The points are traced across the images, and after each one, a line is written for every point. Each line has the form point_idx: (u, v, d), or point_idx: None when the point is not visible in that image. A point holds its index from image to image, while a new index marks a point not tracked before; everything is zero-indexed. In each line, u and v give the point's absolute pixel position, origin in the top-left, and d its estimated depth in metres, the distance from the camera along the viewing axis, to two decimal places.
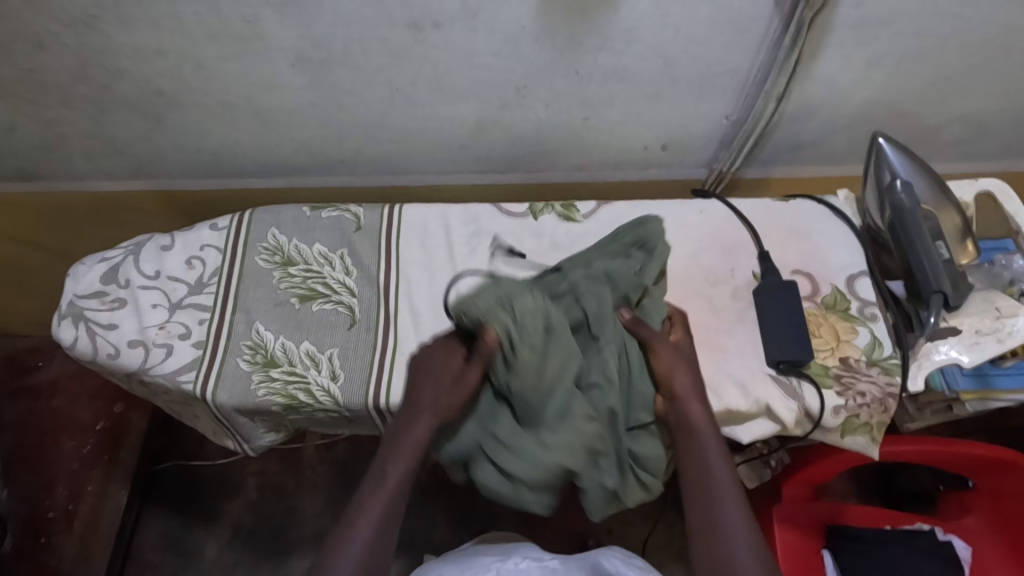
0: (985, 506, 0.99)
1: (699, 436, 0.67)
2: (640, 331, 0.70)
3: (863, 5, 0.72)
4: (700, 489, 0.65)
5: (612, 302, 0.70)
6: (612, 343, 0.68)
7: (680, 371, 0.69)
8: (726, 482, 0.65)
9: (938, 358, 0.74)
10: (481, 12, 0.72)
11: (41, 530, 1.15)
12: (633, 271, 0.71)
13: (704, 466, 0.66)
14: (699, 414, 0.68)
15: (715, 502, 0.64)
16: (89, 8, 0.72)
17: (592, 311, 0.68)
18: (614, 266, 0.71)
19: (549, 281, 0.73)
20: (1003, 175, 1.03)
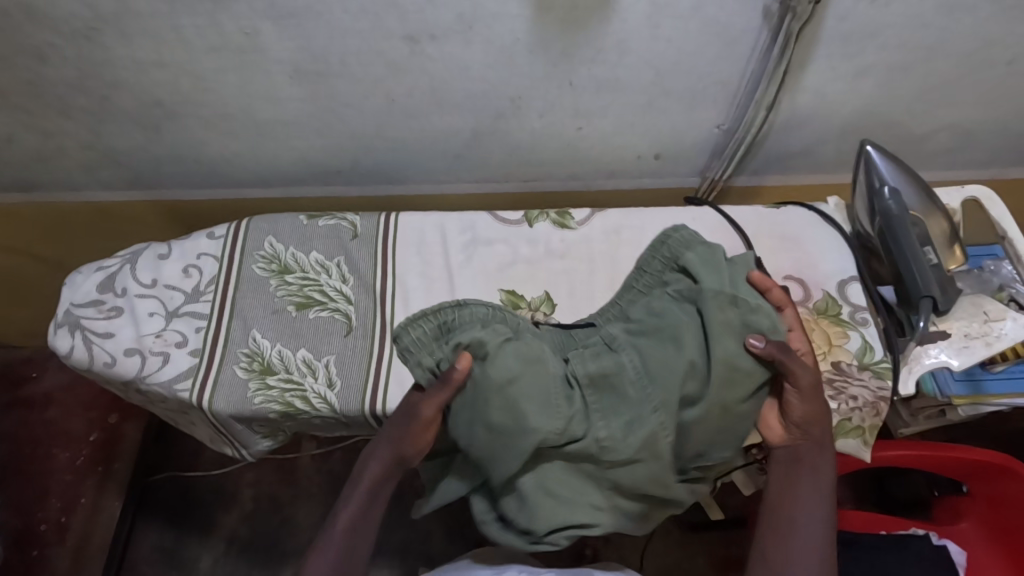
0: (982, 510, 1.00)
1: (809, 475, 0.65)
2: (788, 360, 0.64)
3: (850, 18, 0.74)
4: (786, 515, 0.64)
5: (645, 364, 0.64)
6: (652, 410, 0.61)
7: (812, 413, 0.65)
8: (812, 527, 0.63)
9: (928, 362, 0.76)
10: (475, 24, 0.73)
11: (32, 543, 1.14)
12: (682, 333, 0.64)
13: (798, 500, 0.65)
14: (820, 454, 0.66)
15: (791, 537, 0.63)
16: (90, 20, 0.73)
17: (627, 370, 0.63)
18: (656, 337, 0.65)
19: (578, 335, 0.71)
20: (990, 183, 1.04)
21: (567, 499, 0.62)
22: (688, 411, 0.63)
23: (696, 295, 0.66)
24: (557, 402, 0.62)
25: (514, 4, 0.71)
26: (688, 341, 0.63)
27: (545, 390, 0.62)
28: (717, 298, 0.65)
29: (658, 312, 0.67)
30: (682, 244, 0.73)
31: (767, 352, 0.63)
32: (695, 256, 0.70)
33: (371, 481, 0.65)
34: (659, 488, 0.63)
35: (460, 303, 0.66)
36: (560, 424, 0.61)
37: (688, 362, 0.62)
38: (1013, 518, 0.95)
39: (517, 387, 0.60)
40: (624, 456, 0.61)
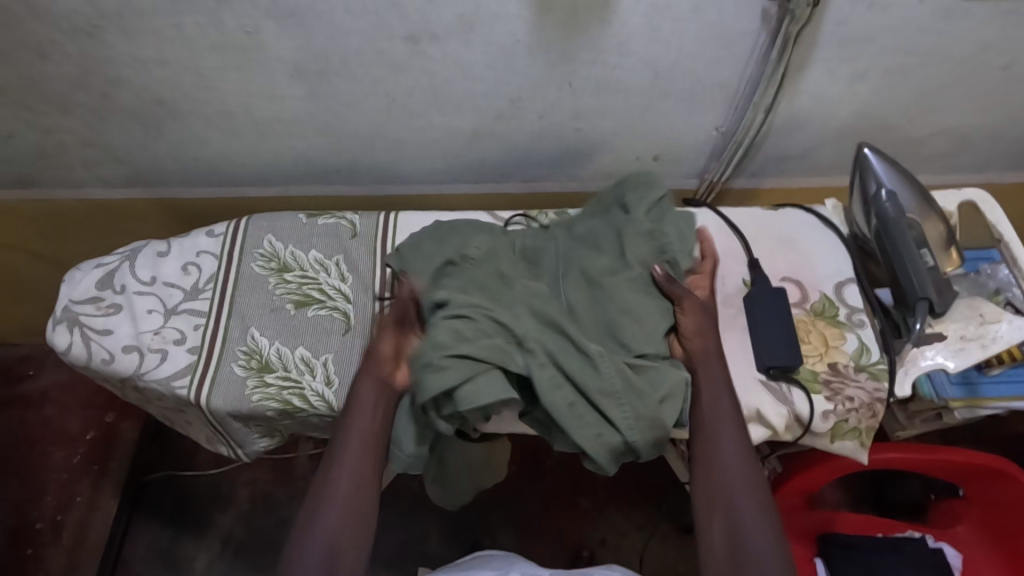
0: (976, 514, 1.00)
1: (721, 426, 0.68)
2: (671, 287, 0.74)
3: (848, 21, 0.75)
4: (711, 470, 0.66)
5: (571, 242, 0.80)
6: (568, 293, 0.74)
7: (700, 327, 0.73)
8: (727, 414, 0.68)
9: (924, 364, 0.76)
10: (476, 25, 0.74)
11: (27, 541, 1.14)
12: (611, 222, 0.79)
13: (711, 395, 0.69)
14: (723, 391, 0.69)
15: (716, 435, 0.68)
16: (92, 18, 0.73)
17: (557, 254, 0.78)
18: (594, 232, 0.79)
19: (533, 232, 0.81)
20: (986, 186, 1.05)
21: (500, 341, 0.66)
22: (602, 308, 0.72)
23: (622, 222, 0.78)
24: (500, 247, 0.77)
25: (515, 5, 0.71)
26: (610, 245, 0.77)
27: (500, 247, 0.77)
28: (638, 225, 0.77)
29: (596, 232, 0.79)
30: (635, 188, 0.80)
31: (662, 276, 0.75)
32: (632, 194, 0.79)
33: (364, 403, 0.69)
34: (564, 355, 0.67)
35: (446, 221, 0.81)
36: (497, 281, 0.73)
37: (609, 257, 0.76)
38: (1007, 521, 0.96)
39: (478, 243, 0.76)
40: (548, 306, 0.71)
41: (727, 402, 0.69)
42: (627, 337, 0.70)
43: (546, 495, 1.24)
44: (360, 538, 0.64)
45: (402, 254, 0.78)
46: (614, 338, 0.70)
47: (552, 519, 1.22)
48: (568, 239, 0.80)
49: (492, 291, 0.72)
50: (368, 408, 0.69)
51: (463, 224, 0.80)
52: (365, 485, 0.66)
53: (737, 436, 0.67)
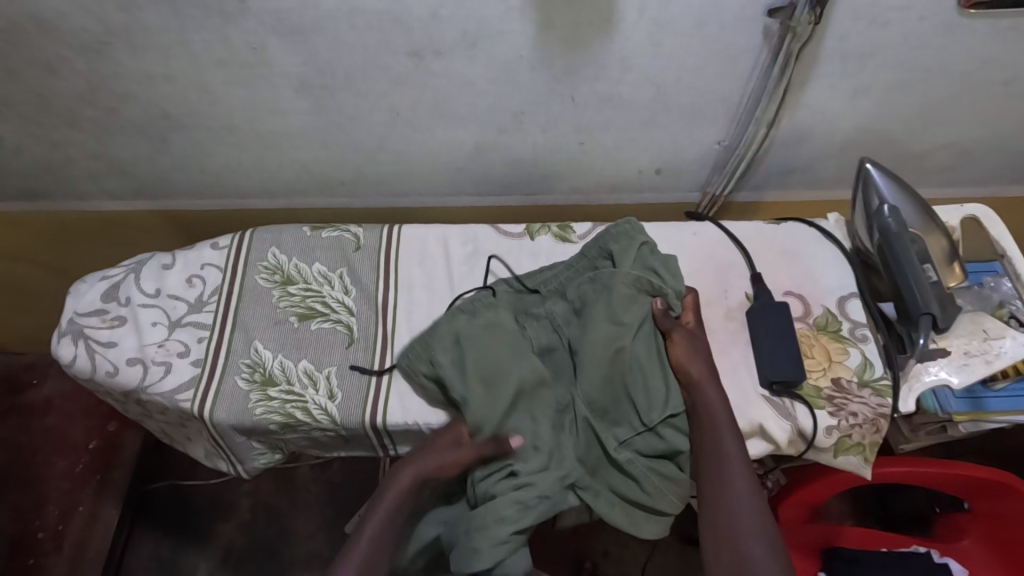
0: (983, 528, 0.99)
1: (726, 461, 0.67)
2: (663, 322, 0.75)
3: (849, 38, 0.75)
4: (721, 510, 0.65)
5: (569, 309, 0.78)
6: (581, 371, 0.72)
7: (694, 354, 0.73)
8: (736, 455, 0.67)
9: (928, 379, 0.75)
10: (480, 41, 0.74)
11: (28, 551, 1.13)
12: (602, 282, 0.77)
13: (721, 440, 0.68)
14: (725, 423, 0.69)
15: (725, 475, 0.66)
16: (100, 34, 0.74)
17: (571, 332, 0.76)
18: (588, 294, 0.77)
19: (526, 299, 0.81)
20: (988, 200, 1.05)
21: (544, 448, 0.69)
22: (613, 391, 0.72)
23: (609, 278, 0.77)
24: (511, 332, 0.75)
25: (519, 21, 0.72)
26: (603, 305, 0.75)
27: (517, 346, 0.74)
28: (626, 278, 0.77)
29: (584, 294, 0.77)
30: (620, 238, 0.81)
31: (661, 311, 0.76)
32: (617, 244, 0.80)
33: (385, 515, 0.68)
34: (594, 457, 0.71)
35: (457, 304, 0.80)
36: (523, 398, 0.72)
37: (606, 326, 0.73)
38: (1014, 534, 0.95)
39: (501, 330, 0.75)
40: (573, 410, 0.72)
41: (727, 431, 0.68)
42: (643, 412, 0.71)
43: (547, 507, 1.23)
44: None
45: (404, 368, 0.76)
46: (631, 411, 0.72)
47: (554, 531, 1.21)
48: (566, 307, 0.78)
49: (525, 401, 0.72)
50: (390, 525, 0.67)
51: (468, 308, 0.78)
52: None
53: (743, 473, 0.67)
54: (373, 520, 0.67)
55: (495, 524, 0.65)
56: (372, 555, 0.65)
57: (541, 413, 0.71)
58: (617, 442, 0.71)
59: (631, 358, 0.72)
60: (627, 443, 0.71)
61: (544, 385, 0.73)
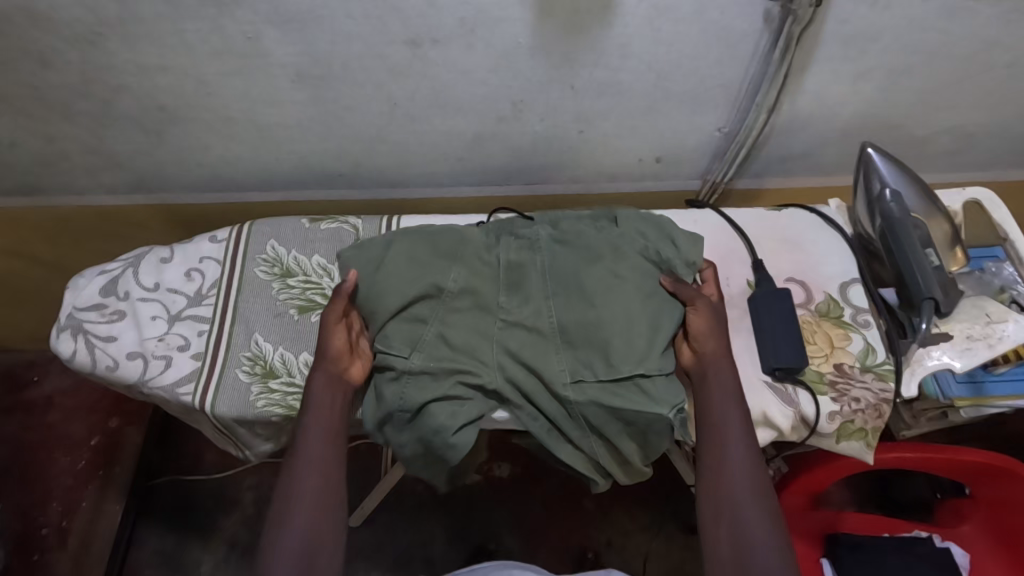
0: (983, 513, 1.00)
1: (729, 439, 0.66)
2: (682, 287, 0.74)
3: (850, 21, 0.75)
4: (720, 486, 0.65)
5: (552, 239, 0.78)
6: (546, 295, 0.74)
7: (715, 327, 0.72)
8: (740, 432, 0.67)
9: (931, 364, 0.75)
10: (478, 28, 0.73)
11: (33, 547, 1.15)
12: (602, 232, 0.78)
13: (725, 416, 0.67)
14: (732, 401, 0.68)
15: (726, 452, 0.66)
16: (94, 25, 0.73)
17: (543, 259, 0.76)
18: (585, 232, 0.77)
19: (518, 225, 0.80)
20: (991, 184, 1.04)
21: (458, 348, 0.71)
22: (585, 328, 0.72)
23: (617, 234, 0.77)
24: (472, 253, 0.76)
25: (517, 8, 0.71)
26: (610, 254, 0.75)
27: (472, 259, 0.76)
28: (637, 238, 0.77)
29: (583, 232, 0.78)
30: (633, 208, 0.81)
31: (671, 284, 0.75)
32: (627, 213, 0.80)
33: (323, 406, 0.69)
34: (532, 380, 0.71)
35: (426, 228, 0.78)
36: (448, 298, 0.73)
37: (606, 273, 0.74)
38: (1013, 519, 0.95)
39: (467, 252, 0.76)
40: (507, 322, 0.73)
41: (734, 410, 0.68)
42: (615, 359, 0.69)
43: (550, 496, 1.24)
44: (332, 540, 0.63)
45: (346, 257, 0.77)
46: (602, 360, 0.70)
47: (556, 521, 1.22)
48: (554, 236, 0.78)
49: (455, 304, 0.73)
50: (329, 417, 0.68)
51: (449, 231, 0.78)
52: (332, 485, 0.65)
53: (745, 450, 0.66)
54: (315, 416, 0.68)
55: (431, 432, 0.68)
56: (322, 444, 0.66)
57: (457, 315, 0.73)
58: (570, 378, 0.70)
59: (626, 308, 0.72)
60: (580, 384, 0.70)
61: (478, 293, 0.74)
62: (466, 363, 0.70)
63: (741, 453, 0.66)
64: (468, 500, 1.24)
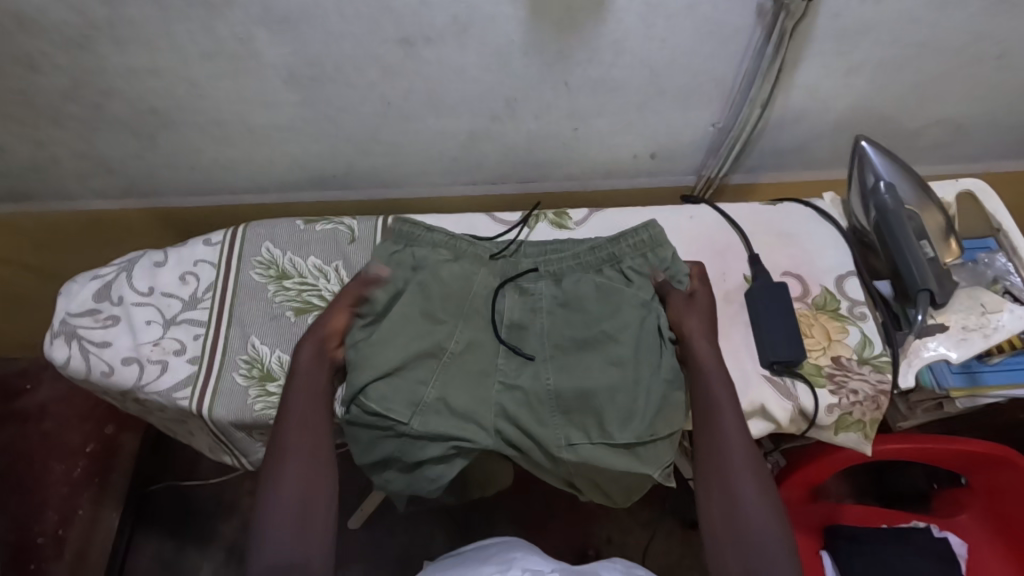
0: (981, 501, 1.00)
1: (715, 405, 0.68)
2: (669, 294, 0.76)
3: (841, 15, 0.75)
4: (713, 452, 0.67)
5: (550, 291, 0.76)
6: (544, 359, 0.73)
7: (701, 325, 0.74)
8: (726, 399, 0.69)
9: (927, 355, 0.76)
10: (470, 26, 0.73)
11: (30, 557, 1.13)
12: (604, 292, 0.75)
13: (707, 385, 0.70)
14: (717, 381, 0.70)
15: (714, 417, 0.68)
16: (83, 29, 0.73)
17: (543, 322, 0.75)
18: (585, 291, 0.75)
19: (518, 262, 0.79)
20: (983, 176, 1.05)
21: (458, 411, 0.70)
22: (581, 399, 0.70)
23: (616, 291, 0.75)
24: (469, 318, 0.75)
25: (509, 5, 0.71)
26: (606, 316, 0.73)
27: (471, 316, 0.75)
28: (633, 299, 0.74)
29: (584, 290, 0.75)
30: (635, 252, 0.78)
31: (663, 282, 0.77)
32: (631, 258, 0.78)
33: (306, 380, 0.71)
34: (527, 442, 0.70)
35: (414, 236, 0.79)
36: (450, 360, 0.72)
37: (599, 337, 0.72)
38: (1013, 506, 0.96)
39: (471, 305, 0.76)
40: (506, 385, 0.72)
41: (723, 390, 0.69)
42: (607, 427, 0.69)
43: (550, 494, 1.24)
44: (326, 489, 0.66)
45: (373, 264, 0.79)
46: (596, 425, 0.70)
47: (557, 519, 1.22)
48: (556, 292, 0.76)
49: (455, 367, 0.72)
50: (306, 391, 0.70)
51: (453, 274, 0.77)
52: (318, 473, 0.66)
53: (735, 420, 0.68)
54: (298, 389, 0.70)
55: (421, 476, 0.70)
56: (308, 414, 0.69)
57: (453, 376, 0.72)
58: (566, 442, 0.69)
59: (622, 381, 0.70)
60: (576, 447, 0.69)
61: (477, 358, 0.73)
62: (464, 431, 0.69)
63: (729, 420, 0.68)
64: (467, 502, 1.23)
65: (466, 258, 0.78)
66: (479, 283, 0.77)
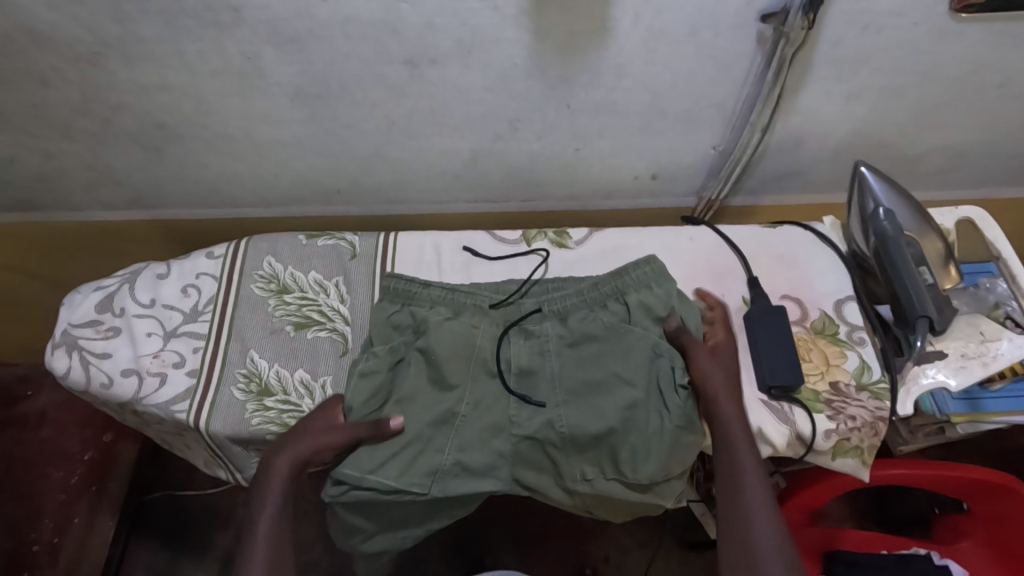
0: (982, 530, 0.99)
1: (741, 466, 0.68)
2: (681, 339, 0.76)
3: (842, 43, 0.76)
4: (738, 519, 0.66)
5: (555, 332, 0.76)
6: (555, 404, 0.72)
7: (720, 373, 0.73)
8: (750, 462, 0.68)
9: (926, 382, 0.76)
10: (474, 49, 0.74)
11: (22, 566, 1.07)
12: (617, 336, 0.74)
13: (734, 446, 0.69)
14: (742, 437, 0.69)
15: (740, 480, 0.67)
16: (94, 45, 0.74)
17: (552, 365, 0.74)
18: (592, 333, 0.75)
19: (521, 306, 0.79)
20: (982, 203, 1.05)
21: (474, 468, 0.70)
22: (595, 441, 0.70)
23: (623, 332, 0.75)
24: (473, 371, 0.74)
25: (513, 29, 0.72)
26: (616, 359, 0.73)
27: (476, 366, 0.74)
28: (644, 339, 0.74)
29: (590, 328, 0.75)
30: (638, 285, 0.78)
31: (674, 329, 0.77)
32: (635, 295, 0.77)
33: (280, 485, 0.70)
34: (542, 479, 0.73)
35: (411, 291, 0.79)
36: (461, 423, 0.71)
37: (611, 380, 0.72)
38: (1015, 537, 0.94)
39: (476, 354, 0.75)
40: (518, 437, 0.72)
41: (740, 434, 0.69)
42: (622, 466, 0.70)
43: (547, 514, 1.23)
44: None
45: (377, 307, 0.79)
46: (611, 461, 0.71)
47: (553, 538, 1.21)
48: (562, 333, 0.76)
49: (467, 428, 0.71)
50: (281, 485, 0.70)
51: (454, 326, 0.76)
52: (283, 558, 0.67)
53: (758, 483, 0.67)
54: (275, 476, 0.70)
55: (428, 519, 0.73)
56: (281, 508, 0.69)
57: (467, 437, 0.71)
58: (580, 475, 0.71)
59: (634, 422, 0.70)
60: (591, 480, 0.71)
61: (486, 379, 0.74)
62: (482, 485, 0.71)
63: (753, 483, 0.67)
64: (464, 518, 1.22)
65: (469, 311, 0.78)
66: (482, 337, 0.76)
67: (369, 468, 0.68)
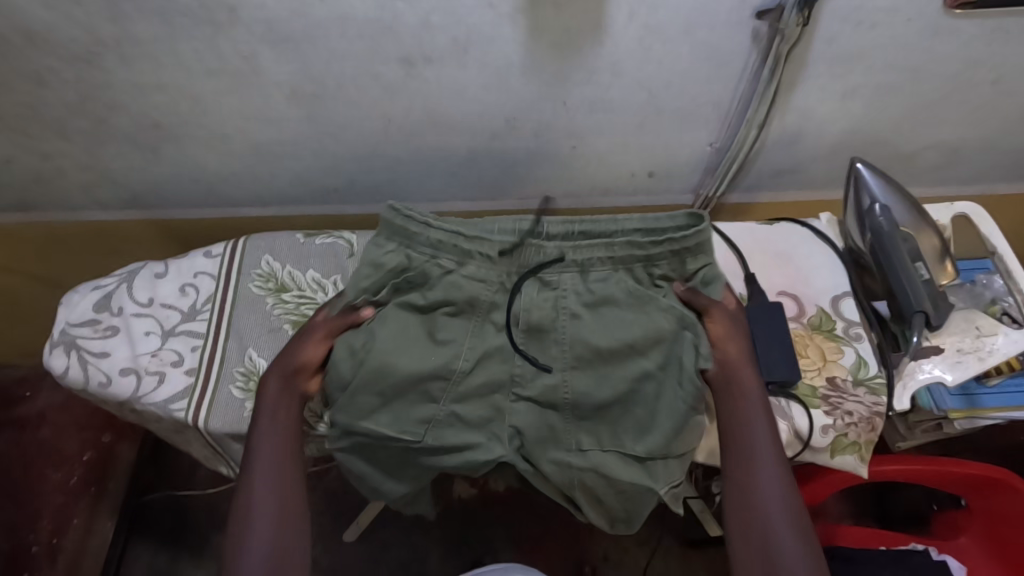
0: (979, 525, 0.99)
1: (757, 445, 0.66)
2: (697, 300, 0.71)
3: (836, 40, 0.76)
4: (748, 495, 0.64)
5: (572, 292, 0.70)
6: (562, 366, 0.71)
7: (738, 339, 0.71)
8: (767, 439, 0.66)
9: (922, 377, 0.76)
10: (470, 47, 0.75)
11: (23, 567, 1.10)
12: (639, 303, 0.70)
13: (750, 420, 0.67)
14: (757, 410, 0.68)
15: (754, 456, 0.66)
16: (90, 45, 0.74)
17: (567, 327, 0.70)
18: (614, 296, 0.70)
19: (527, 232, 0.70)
20: (978, 199, 1.06)
21: (470, 422, 0.71)
22: (597, 409, 0.71)
23: (647, 299, 0.70)
24: (482, 330, 0.71)
25: (508, 27, 0.72)
26: (636, 326, 0.69)
27: (485, 323, 0.71)
28: (663, 309, 0.69)
29: (613, 294, 0.70)
30: (674, 242, 0.71)
31: (684, 293, 0.71)
32: (666, 257, 0.71)
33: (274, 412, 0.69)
34: (540, 445, 0.72)
35: (406, 222, 0.69)
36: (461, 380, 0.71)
37: (624, 350, 0.70)
38: (1013, 532, 0.94)
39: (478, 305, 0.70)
40: (519, 398, 0.72)
41: (756, 408, 0.68)
42: (624, 440, 0.71)
43: (548, 512, 1.23)
44: (298, 505, 0.65)
45: (372, 240, 0.71)
46: (608, 430, 0.72)
47: (553, 535, 1.21)
48: (581, 292, 0.70)
49: (468, 386, 0.71)
50: (279, 413, 0.69)
51: (453, 277, 0.70)
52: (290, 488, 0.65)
53: (776, 462, 0.65)
54: (268, 407, 0.70)
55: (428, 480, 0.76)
56: (280, 437, 0.68)
57: (470, 398, 0.71)
58: (577, 446, 0.72)
59: (639, 392, 0.71)
60: (586, 452, 0.71)
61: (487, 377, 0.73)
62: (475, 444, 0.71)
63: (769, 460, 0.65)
64: (464, 515, 1.23)
65: (473, 260, 0.69)
66: (489, 295, 0.70)
67: (369, 411, 0.70)
